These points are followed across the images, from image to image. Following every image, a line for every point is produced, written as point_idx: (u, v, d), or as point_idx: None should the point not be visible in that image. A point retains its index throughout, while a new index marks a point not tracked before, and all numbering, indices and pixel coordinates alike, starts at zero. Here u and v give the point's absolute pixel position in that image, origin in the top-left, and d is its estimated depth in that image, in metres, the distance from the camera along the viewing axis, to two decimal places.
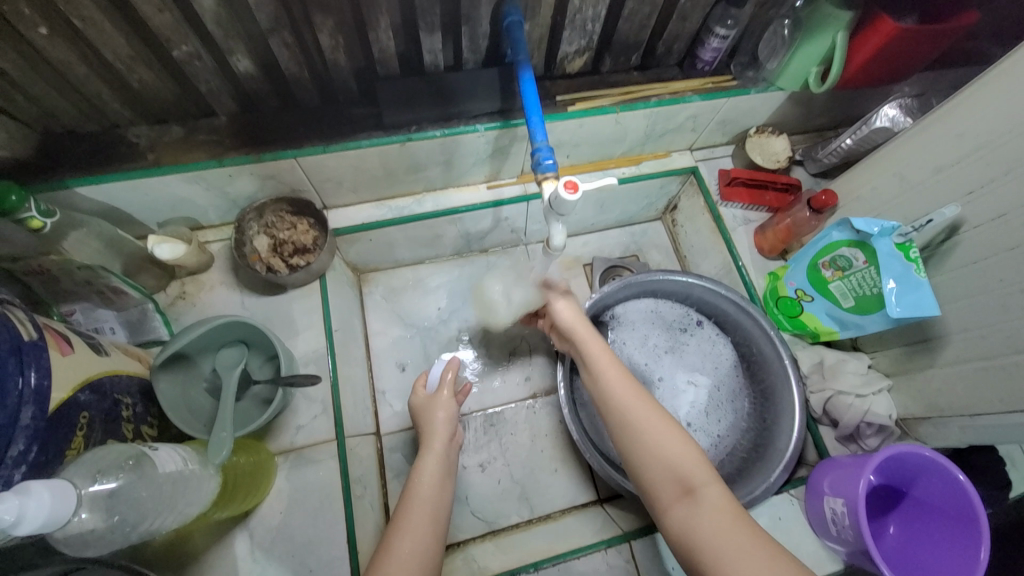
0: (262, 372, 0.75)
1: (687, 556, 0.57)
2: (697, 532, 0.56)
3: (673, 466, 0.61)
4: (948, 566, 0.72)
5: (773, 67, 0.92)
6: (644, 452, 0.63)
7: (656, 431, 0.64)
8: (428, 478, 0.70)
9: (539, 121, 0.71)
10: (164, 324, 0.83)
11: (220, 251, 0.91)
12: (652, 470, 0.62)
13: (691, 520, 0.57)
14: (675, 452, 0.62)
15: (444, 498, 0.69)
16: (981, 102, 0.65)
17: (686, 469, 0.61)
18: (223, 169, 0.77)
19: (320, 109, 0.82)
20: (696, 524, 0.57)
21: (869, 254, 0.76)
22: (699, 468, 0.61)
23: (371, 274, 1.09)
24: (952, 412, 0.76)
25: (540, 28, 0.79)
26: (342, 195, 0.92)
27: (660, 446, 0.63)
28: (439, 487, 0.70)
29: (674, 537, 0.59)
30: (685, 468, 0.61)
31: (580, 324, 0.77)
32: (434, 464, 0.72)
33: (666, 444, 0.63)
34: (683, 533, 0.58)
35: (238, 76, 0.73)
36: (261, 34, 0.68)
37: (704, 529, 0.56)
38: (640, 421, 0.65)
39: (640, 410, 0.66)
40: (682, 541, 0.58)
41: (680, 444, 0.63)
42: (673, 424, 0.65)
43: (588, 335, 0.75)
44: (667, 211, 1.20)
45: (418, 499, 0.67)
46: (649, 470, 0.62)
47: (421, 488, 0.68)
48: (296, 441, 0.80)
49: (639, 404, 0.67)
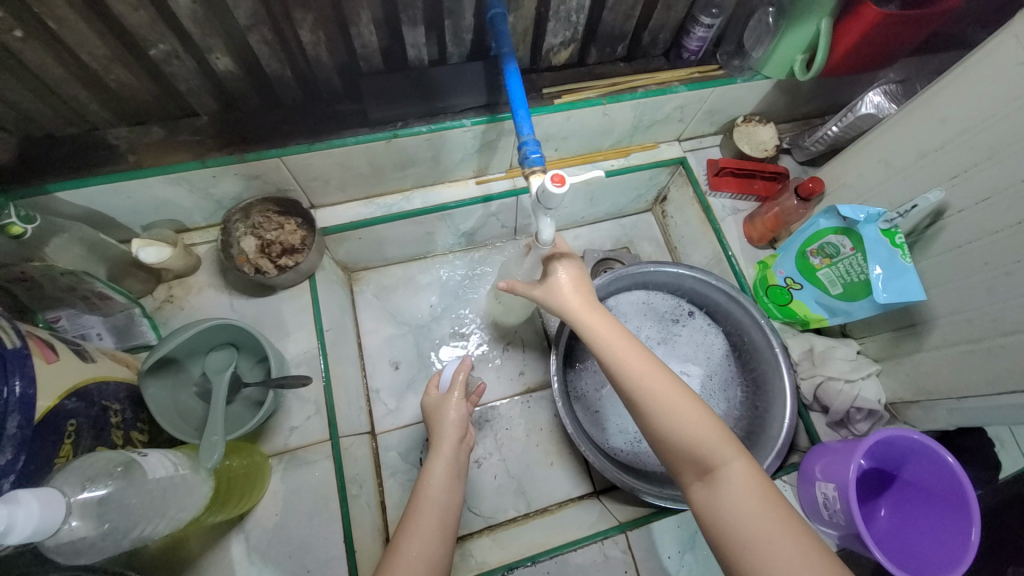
0: (253, 374, 0.75)
1: (711, 535, 0.56)
2: (720, 513, 0.55)
3: (691, 445, 0.58)
4: (939, 546, 0.73)
5: (759, 55, 0.91)
6: (659, 431, 0.60)
7: (671, 408, 0.60)
8: (435, 479, 0.69)
9: (525, 114, 0.70)
10: (152, 329, 0.82)
11: (207, 253, 0.90)
12: (670, 449, 0.60)
13: (713, 500, 0.56)
14: (692, 429, 0.59)
15: (453, 496, 0.69)
16: (964, 87, 0.65)
17: (706, 447, 0.58)
18: (207, 170, 0.76)
19: (304, 106, 0.81)
20: (718, 506, 0.55)
21: (856, 241, 0.76)
22: (719, 445, 0.58)
23: (361, 273, 1.08)
24: (940, 394, 0.77)
25: (524, 20, 0.79)
26: (330, 194, 0.91)
27: (677, 424, 0.59)
28: (449, 489, 0.70)
29: (698, 516, 0.58)
30: (704, 447, 0.58)
31: (569, 296, 0.71)
32: (442, 469, 0.71)
33: (681, 422, 0.59)
34: (707, 513, 0.56)
35: (219, 75, 0.72)
36: (241, 31, 0.67)
37: (727, 510, 0.55)
38: (651, 400, 0.61)
39: (652, 386, 0.62)
40: (705, 521, 0.57)
41: (698, 420, 0.59)
42: (690, 400, 0.61)
43: (583, 308, 0.70)
44: (657, 203, 1.20)
45: (425, 500, 0.67)
46: (668, 449, 0.60)
47: (428, 489, 0.68)
48: (290, 443, 0.79)
49: (651, 378, 0.62)
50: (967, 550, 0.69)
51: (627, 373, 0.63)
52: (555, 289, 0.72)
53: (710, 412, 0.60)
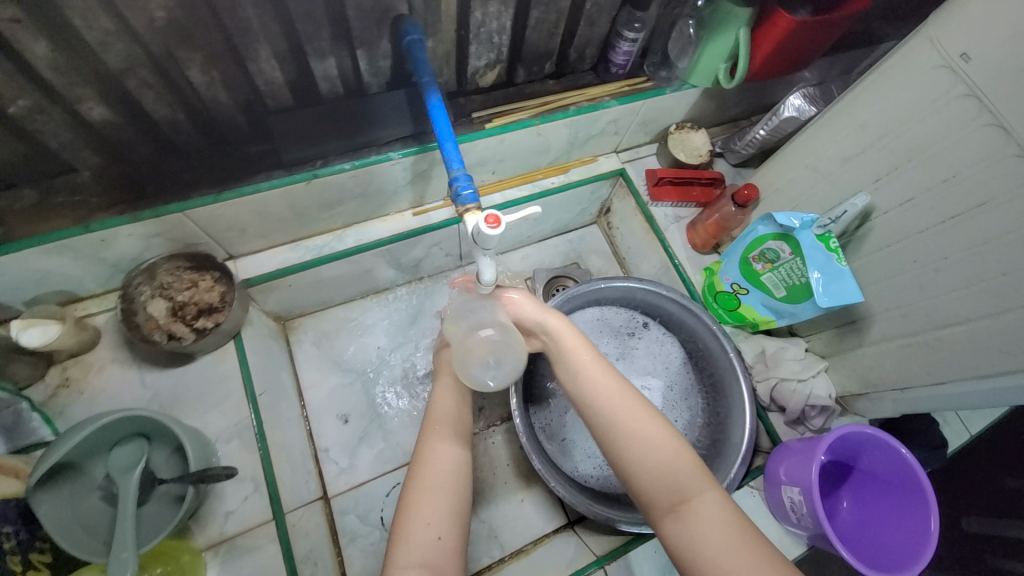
0: (168, 467, 0.66)
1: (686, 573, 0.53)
2: (697, 548, 0.53)
3: (665, 474, 0.57)
4: (899, 535, 0.75)
5: (684, 66, 0.92)
6: (634, 461, 0.58)
7: (645, 435, 0.59)
8: (444, 397, 0.68)
9: (453, 147, 0.66)
10: (47, 423, 0.70)
11: (108, 324, 0.79)
12: (642, 479, 0.57)
13: (688, 534, 0.54)
14: (666, 460, 0.57)
15: (464, 408, 0.69)
16: (878, 93, 0.68)
17: (679, 476, 0.56)
18: (93, 235, 0.66)
19: (206, 151, 0.73)
20: (695, 539, 0.53)
21: (794, 246, 0.77)
22: (695, 476, 0.56)
23: (297, 321, 1.00)
24: (884, 386, 0.79)
25: (445, 44, 0.75)
26: (250, 243, 0.83)
27: (650, 454, 0.58)
28: (459, 404, 0.68)
29: (672, 551, 0.55)
30: (679, 476, 0.56)
31: (551, 317, 0.70)
32: (447, 388, 0.69)
33: (654, 451, 0.58)
34: (680, 547, 0.54)
35: (98, 127, 0.63)
36: (114, 76, 0.58)
37: (704, 544, 0.52)
38: (625, 426, 0.60)
39: (626, 415, 0.61)
40: (682, 558, 0.53)
41: (671, 449, 0.58)
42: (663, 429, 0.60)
43: (563, 329, 0.69)
44: (601, 215, 1.19)
45: (438, 414, 0.66)
46: (640, 479, 0.58)
47: (439, 403, 0.67)
48: (226, 530, 0.70)
49: (621, 406, 0.62)
50: (928, 539, 0.71)
51: (600, 400, 0.63)
52: (538, 309, 0.71)
53: (684, 441, 0.59)
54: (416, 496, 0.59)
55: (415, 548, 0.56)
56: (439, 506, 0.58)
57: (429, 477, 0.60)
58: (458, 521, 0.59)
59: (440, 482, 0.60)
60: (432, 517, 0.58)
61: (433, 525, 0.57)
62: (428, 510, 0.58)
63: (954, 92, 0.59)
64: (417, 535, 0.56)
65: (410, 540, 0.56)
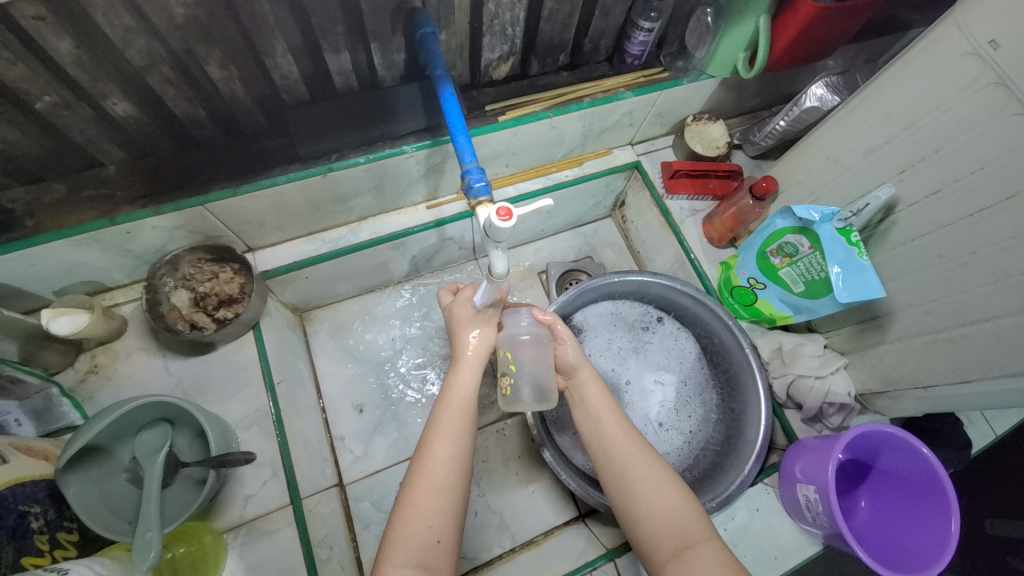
0: (191, 451, 0.69)
1: None
2: None
3: (671, 523, 0.60)
4: (919, 537, 0.73)
5: (702, 55, 0.90)
6: (640, 506, 0.62)
7: (653, 484, 0.62)
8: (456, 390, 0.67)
9: (466, 140, 0.66)
10: (76, 408, 0.74)
11: (134, 313, 0.82)
12: (650, 523, 0.60)
13: None
14: (671, 509, 0.61)
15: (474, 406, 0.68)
16: (903, 82, 0.66)
17: (685, 525, 0.59)
18: (118, 227, 0.68)
19: (226, 146, 0.75)
20: None
21: (814, 240, 0.75)
22: (697, 524, 0.60)
23: (313, 312, 1.02)
24: (906, 384, 0.77)
25: (458, 37, 0.75)
26: (268, 235, 0.85)
27: (654, 502, 0.61)
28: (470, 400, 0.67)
29: None
30: (682, 523, 0.59)
31: (585, 364, 0.74)
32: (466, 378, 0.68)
33: (660, 500, 0.61)
34: None
35: (122, 122, 0.65)
36: (135, 72, 0.60)
37: None
38: (637, 473, 0.63)
39: (636, 462, 0.64)
40: None
41: (677, 500, 0.61)
42: (670, 478, 0.63)
43: (590, 380, 0.73)
44: (615, 208, 1.18)
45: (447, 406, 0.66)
46: (647, 525, 0.61)
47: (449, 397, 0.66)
48: (246, 513, 0.73)
49: (632, 452, 0.65)
50: (948, 542, 0.69)
51: (614, 441, 0.67)
52: (578, 353, 0.73)
53: (690, 493, 0.63)
54: (417, 493, 0.59)
55: (414, 546, 0.57)
56: (440, 507, 0.59)
57: (433, 479, 0.60)
58: (456, 522, 0.60)
59: (441, 482, 0.60)
60: (432, 519, 0.58)
61: (433, 528, 0.58)
62: (429, 511, 0.59)
63: (982, 81, 0.57)
64: (416, 535, 0.57)
65: (410, 537, 0.57)
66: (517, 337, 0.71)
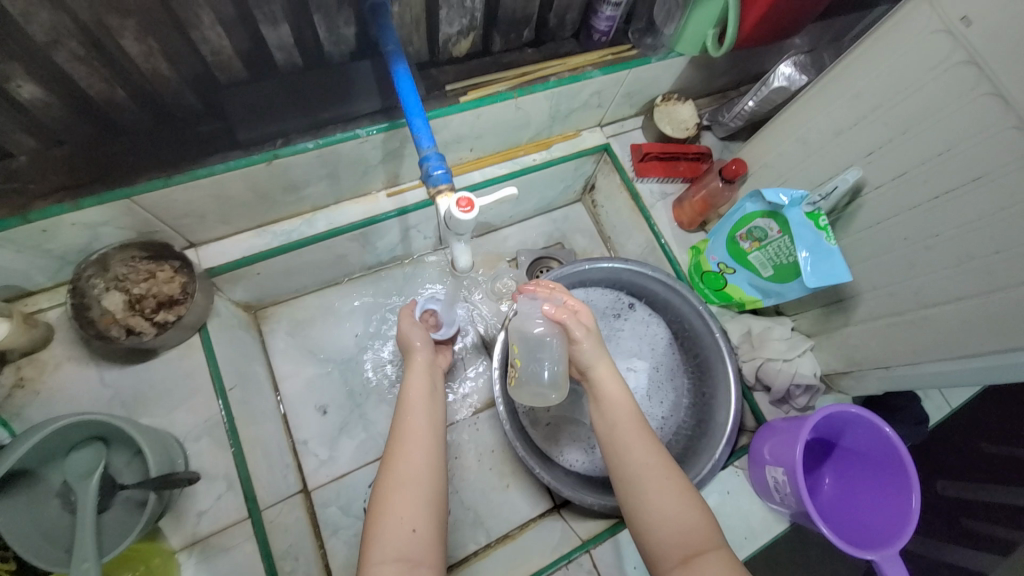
0: (132, 470, 0.63)
1: None
2: None
3: (676, 531, 0.58)
4: (881, 513, 0.75)
5: (671, 32, 0.87)
6: (650, 517, 0.60)
7: (656, 489, 0.61)
8: (415, 392, 0.69)
9: (423, 123, 0.61)
10: (2, 426, 0.66)
11: (61, 319, 0.74)
12: (659, 532, 0.59)
13: None
14: (677, 518, 0.59)
15: (435, 407, 0.69)
16: (872, 61, 0.64)
17: (689, 533, 0.58)
18: (31, 225, 0.60)
19: (156, 131, 0.67)
20: None
21: (782, 224, 0.74)
22: (702, 532, 0.58)
23: (269, 310, 0.95)
24: (870, 364, 0.78)
25: (412, 9, 0.69)
26: (211, 229, 0.78)
27: (659, 510, 0.60)
28: (429, 399, 0.70)
29: None
30: (689, 533, 0.58)
31: (603, 359, 0.72)
32: (420, 379, 0.71)
33: (664, 507, 0.60)
34: None
35: (26, 106, 0.57)
36: (38, 48, 0.52)
37: None
38: (642, 475, 0.63)
39: (642, 469, 0.63)
40: None
41: (685, 508, 0.60)
42: (680, 487, 0.61)
43: (607, 375, 0.71)
44: (585, 192, 1.15)
45: (412, 409, 0.67)
46: (655, 533, 0.59)
47: (412, 398, 0.68)
48: (200, 530, 0.68)
49: (640, 454, 0.64)
50: (909, 517, 0.71)
51: (623, 442, 0.66)
52: (595, 348, 0.72)
53: (697, 500, 0.61)
54: (392, 491, 0.59)
55: (394, 543, 0.55)
56: (414, 501, 0.58)
57: (406, 473, 0.60)
58: (433, 514, 0.59)
59: (416, 477, 0.60)
60: (407, 512, 0.57)
61: (408, 520, 0.57)
62: (404, 504, 0.58)
63: (953, 59, 0.56)
64: (394, 531, 0.56)
65: (387, 536, 0.55)
66: (532, 329, 0.71)
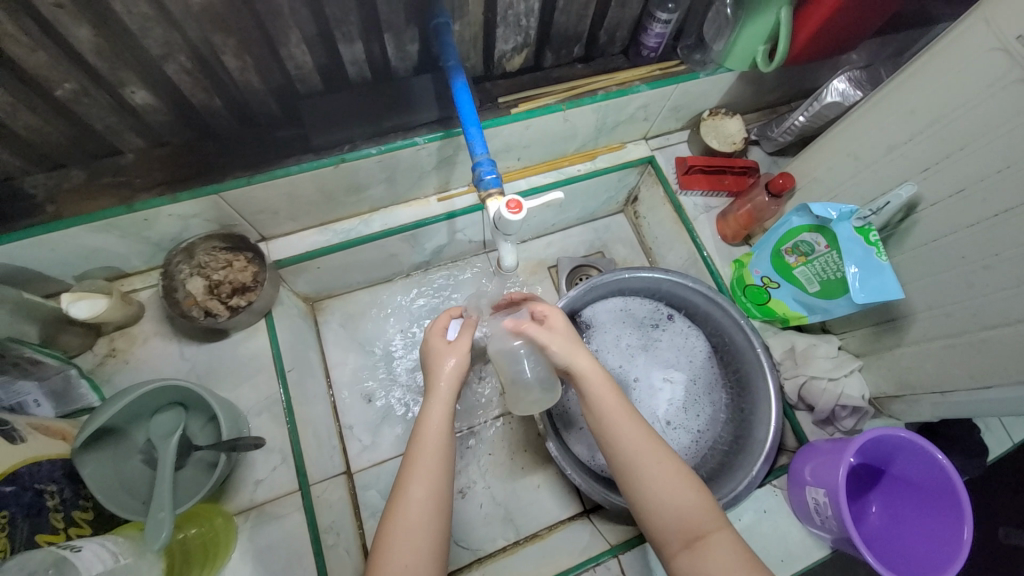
0: (204, 435, 0.70)
1: None
2: None
3: (679, 515, 0.58)
4: (931, 545, 0.72)
5: (720, 48, 0.88)
6: (652, 507, 0.59)
7: (658, 476, 0.60)
8: (431, 422, 0.62)
9: (477, 132, 0.65)
10: (94, 390, 0.75)
11: (151, 299, 0.84)
12: (661, 518, 0.59)
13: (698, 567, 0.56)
14: (681, 502, 0.59)
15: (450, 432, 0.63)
16: (929, 78, 0.64)
17: (692, 516, 0.58)
18: (135, 214, 0.70)
19: (241, 135, 0.76)
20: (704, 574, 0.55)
21: (831, 238, 0.73)
22: (704, 514, 0.58)
23: (325, 302, 1.03)
24: (923, 389, 0.75)
25: (472, 28, 0.74)
26: (281, 225, 0.86)
27: (661, 498, 0.59)
28: (445, 428, 0.62)
29: None
30: (691, 516, 0.58)
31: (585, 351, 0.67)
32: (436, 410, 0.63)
33: (670, 496, 0.59)
34: None
35: (139, 110, 0.66)
36: (154, 62, 0.61)
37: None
38: (642, 468, 0.61)
39: (642, 457, 0.61)
40: None
41: (687, 493, 0.59)
42: (680, 472, 0.61)
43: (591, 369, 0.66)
44: (628, 204, 1.17)
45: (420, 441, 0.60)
46: (659, 518, 0.59)
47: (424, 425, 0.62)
48: (256, 497, 0.74)
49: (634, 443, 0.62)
50: (962, 552, 0.68)
51: (620, 435, 0.62)
52: (571, 344, 0.67)
53: (700, 488, 0.60)
54: (397, 534, 0.55)
55: None
56: (421, 546, 0.55)
57: (412, 519, 0.56)
58: (439, 555, 0.56)
59: (422, 520, 0.56)
60: (410, 559, 0.54)
61: (410, 568, 0.54)
62: (408, 550, 0.54)
63: (1011, 77, 0.55)
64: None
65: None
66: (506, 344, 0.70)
